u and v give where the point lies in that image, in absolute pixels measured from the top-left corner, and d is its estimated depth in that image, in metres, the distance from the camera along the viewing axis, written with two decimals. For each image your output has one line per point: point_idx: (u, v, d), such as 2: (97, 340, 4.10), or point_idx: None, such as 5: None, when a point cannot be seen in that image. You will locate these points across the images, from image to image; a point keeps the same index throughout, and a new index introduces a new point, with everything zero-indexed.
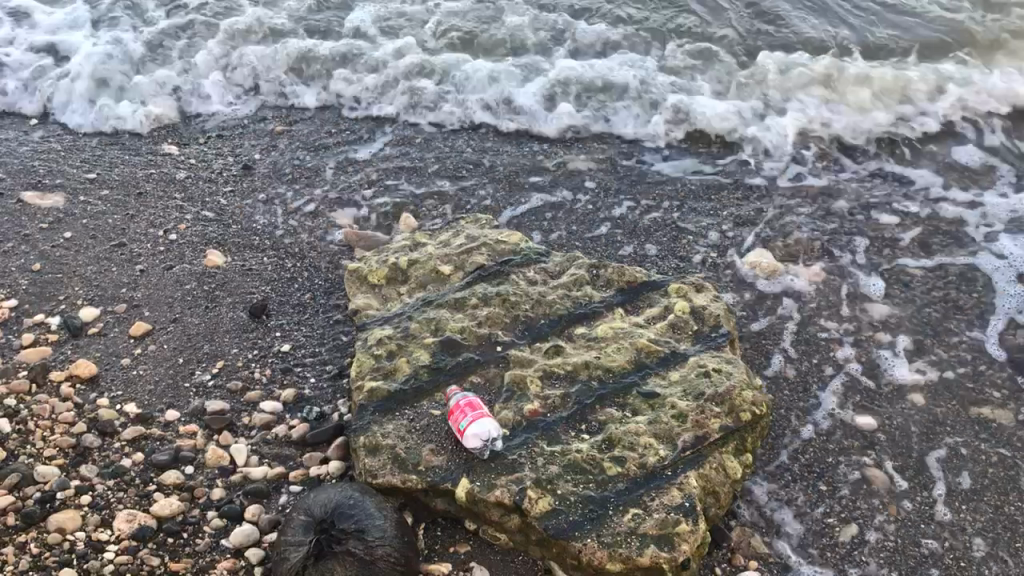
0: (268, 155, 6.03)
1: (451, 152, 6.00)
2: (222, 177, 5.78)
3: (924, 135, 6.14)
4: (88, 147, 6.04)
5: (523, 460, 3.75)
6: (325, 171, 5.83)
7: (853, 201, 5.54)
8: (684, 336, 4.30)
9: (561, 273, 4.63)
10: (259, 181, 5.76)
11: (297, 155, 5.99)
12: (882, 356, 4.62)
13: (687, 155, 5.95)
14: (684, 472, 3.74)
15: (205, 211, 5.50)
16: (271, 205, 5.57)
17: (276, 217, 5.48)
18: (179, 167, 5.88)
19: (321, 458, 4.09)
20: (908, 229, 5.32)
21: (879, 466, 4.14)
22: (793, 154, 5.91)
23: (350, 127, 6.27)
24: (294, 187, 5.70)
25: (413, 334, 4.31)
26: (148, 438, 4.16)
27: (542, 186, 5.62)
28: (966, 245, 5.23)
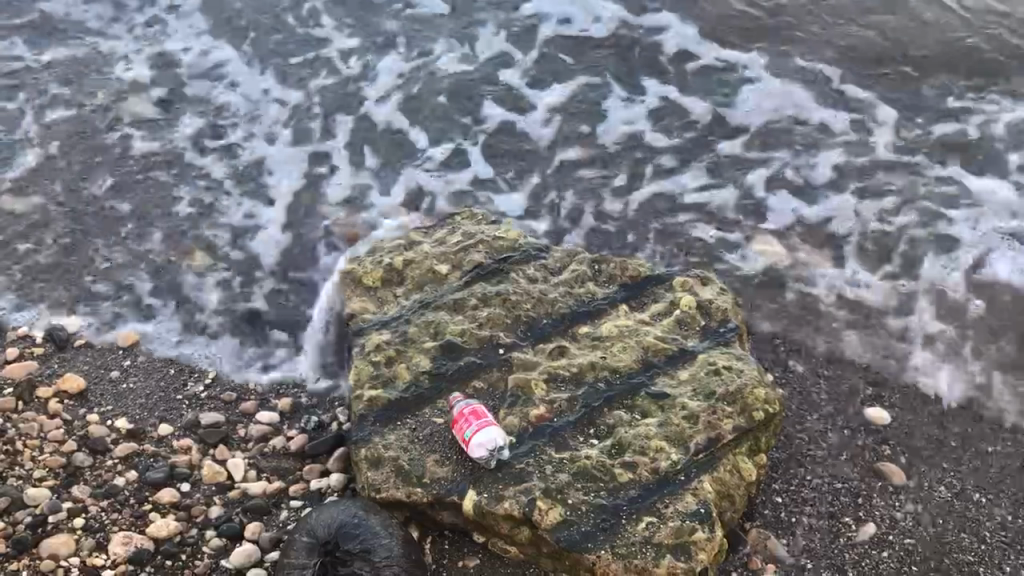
0: (247, 128, 5.68)
1: (438, 123, 5.69)
2: (199, 156, 5.48)
3: (926, 91, 5.88)
4: (52, 117, 5.63)
5: (532, 468, 3.63)
6: (309, 149, 5.56)
7: (858, 175, 5.36)
8: (692, 332, 4.17)
9: (561, 269, 4.48)
10: (240, 163, 5.46)
11: (278, 129, 5.68)
12: (892, 345, 4.51)
13: (685, 123, 5.68)
14: (697, 476, 3.63)
15: (187, 198, 5.23)
16: (255, 189, 5.32)
17: (262, 205, 5.25)
18: (154, 143, 5.54)
19: (321, 469, 3.96)
20: (915, 204, 5.17)
21: (894, 460, 4.05)
22: (901, 198, 5.20)
23: (331, 91, 5.90)
24: (278, 169, 5.44)
25: (412, 338, 4.17)
26: (141, 454, 4.02)
27: (536, 168, 5.43)
28: (972, 217, 5.09)
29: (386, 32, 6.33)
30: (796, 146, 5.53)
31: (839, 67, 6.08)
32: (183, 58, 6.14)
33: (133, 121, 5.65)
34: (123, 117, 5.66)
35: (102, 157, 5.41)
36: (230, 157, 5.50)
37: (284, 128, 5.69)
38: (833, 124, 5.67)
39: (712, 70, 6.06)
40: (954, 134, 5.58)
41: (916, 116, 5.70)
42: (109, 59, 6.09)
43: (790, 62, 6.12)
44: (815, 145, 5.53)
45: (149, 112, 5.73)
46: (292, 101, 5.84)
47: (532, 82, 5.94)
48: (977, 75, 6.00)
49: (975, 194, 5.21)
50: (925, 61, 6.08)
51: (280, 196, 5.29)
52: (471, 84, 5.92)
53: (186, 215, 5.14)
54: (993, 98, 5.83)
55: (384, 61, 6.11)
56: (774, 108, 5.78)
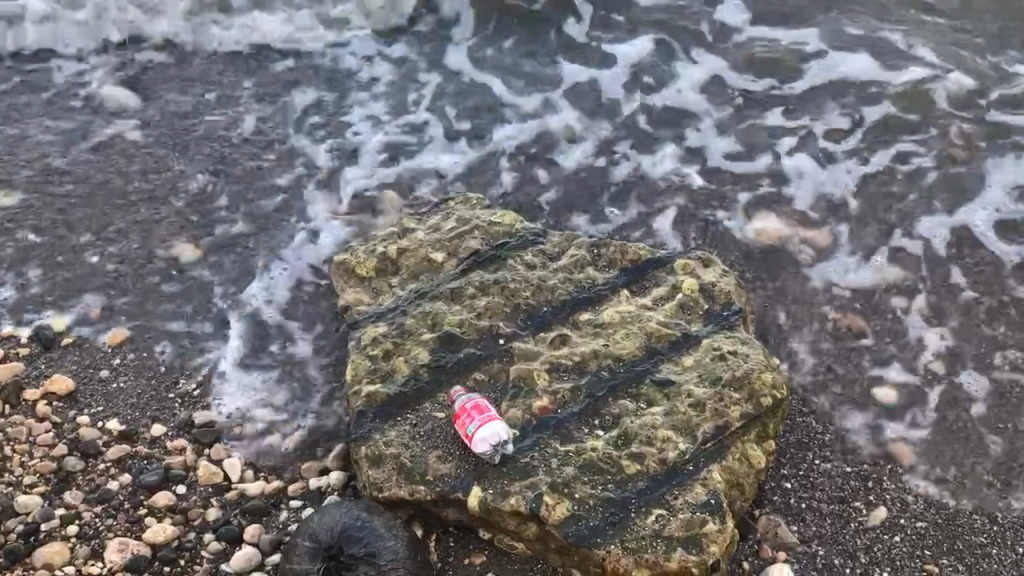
0: (230, 110, 5.49)
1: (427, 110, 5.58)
2: (179, 141, 5.29)
3: (927, 55, 5.74)
4: (26, 108, 5.44)
5: (537, 462, 3.55)
6: (294, 133, 5.39)
7: (857, 147, 5.26)
8: (695, 316, 4.08)
9: (560, 254, 4.38)
10: (223, 146, 5.28)
11: (262, 111, 5.50)
12: (897, 323, 4.44)
13: (678, 99, 5.56)
14: (706, 466, 3.56)
15: (169, 186, 5.06)
16: (240, 173, 5.15)
17: (248, 189, 5.08)
18: (132, 129, 5.35)
19: (321, 467, 3.87)
20: (916, 177, 5.08)
21: (903, 442, 3.99)
22: (903, 173, 5.11)
23: (317, 79, 5.75)
24: (263, 153, 5.27)
25: (410, 330, 4.06)
26: (134, 457, 3.91)
27: (529, 149, 5.31)
28: (974, 188, 5.01)
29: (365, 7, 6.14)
30: (792, 122, 5.43)
31: (839, 27, 5.95)
32: (157, 38, 5.92)
33: (109, 109, 5.46)
34: (99, 105, 5.47)
35: (80, 147, 5.23)
36: (211, 138, 5.31)
37: (269, 110, 5.51)
38: (827, 95, 5.57)
39: (702, 39, 5.91)
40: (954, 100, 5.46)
41: (916, 82, 5.56)
42: (80, 43, 5.86)
43: (780, 27, 5.96)
44: (811, 120, 5.43)
45: (127, 97, 5.53)
46: (278, 85, 5.67)
47: (519, 65, 5.83)
48: (977, 36, 5.85)
49: (978, 165, 5.12)
50: (918, 24, 5.95)
51: (267, 180, 5.13)
52: (457, 71, 5.81)
53: (171, 204, 4.98)
54: (992, 61, 5.70)
55: (368, 46, 5.97)
56: (821, 75, 5.67)
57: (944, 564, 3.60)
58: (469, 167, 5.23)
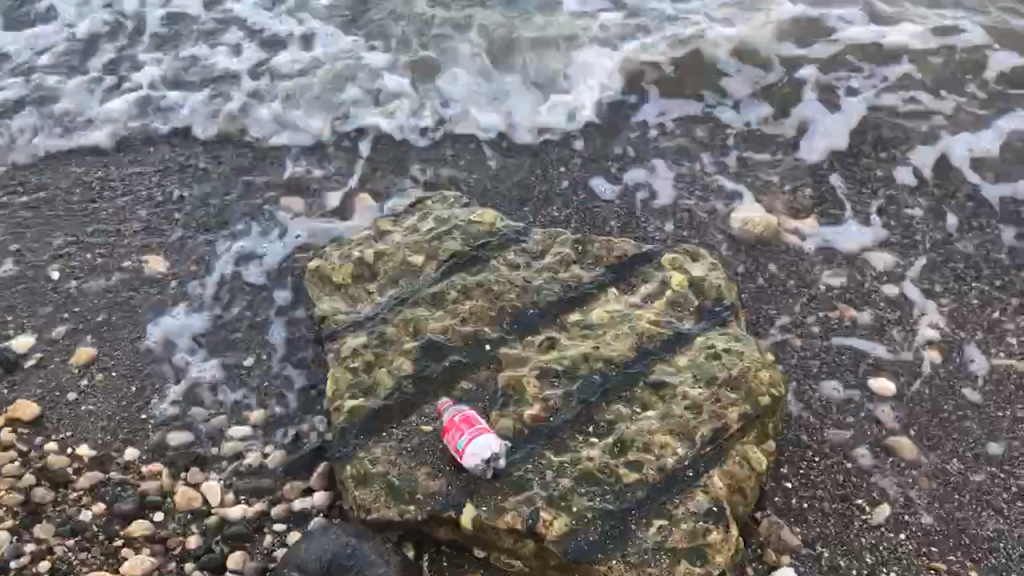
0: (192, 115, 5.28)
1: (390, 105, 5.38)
2: (140, 151, 5.09)
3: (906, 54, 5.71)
4: None
5: (531, 474, 3.41)
6: (261, 137, 5.19)
7: (835, 137, 5.17)
8: (687, 312, 3.95)
9: (543, 252, 4.22)
10: (184, 153, 5.07)
11: (225, 114, 5.28)
12: (890, 310, 4.34)
13: (651, 93, 5.45)
14: (706, 472, 3.43)
15: (131, 195, 4.85)
16: (206, 180, 4.95)
17: (213, 195, 4.87)
18: (88, 139, 5.13)
19: (303, 487, 3.70)
20: (901, 167, 5.00)
21: (903, 433, 3.90)
22: (887, 163, 5.02)
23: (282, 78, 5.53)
24: (229, 158, 5.06)
25: (391, 338, 3.89)
26: (107, 484, 3.72)
27: (506, 144, 5.16)
28: (954, 177, 4.95)
29: (323, 8, 5.97)
30: (771, 112, 5.36)
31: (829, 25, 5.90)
32: (113, 45, 5.68)
33: (61, 118, 5.23)
34: (53, 116, 5.24)
35: (35, 161, 5.01)
36: (171, 147, 5.11)
37: (233, 112, 5.29)
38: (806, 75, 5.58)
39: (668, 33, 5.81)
40: (923, 93, 5.45)
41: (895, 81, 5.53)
42: (29, 50, 5.61)
43: (745, 21, 5.89)
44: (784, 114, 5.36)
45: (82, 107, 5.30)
46: (241, 89, 5.45)
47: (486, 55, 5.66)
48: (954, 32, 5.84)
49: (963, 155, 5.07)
50: (883, 19, 5.94)
51: (232, 185, 4.94)
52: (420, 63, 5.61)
53: (133, 213, 4.76)
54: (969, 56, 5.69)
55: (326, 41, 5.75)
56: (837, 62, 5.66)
57: (951, 561, 3.51)
58: (440, 165, 5.06)
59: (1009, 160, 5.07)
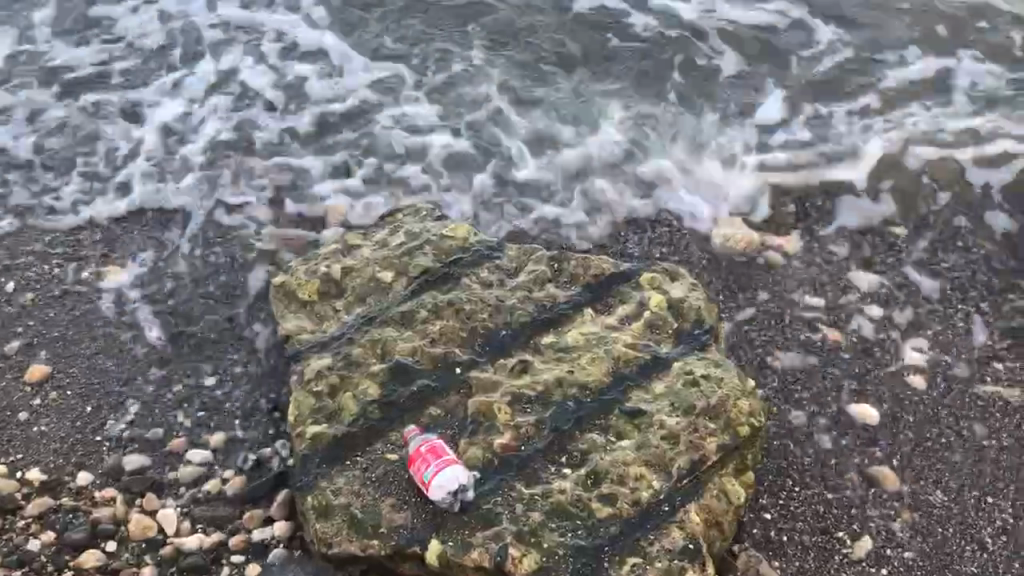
0: (159, 126, 5.12)
1: (367, 118, 5.23)
2: (105, 164, 4.94)
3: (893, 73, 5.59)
4: None
5: (500, 508, 3.27)
6: (230, 149, 5.03)
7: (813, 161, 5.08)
8: (665, 336, 3.81)
9: (517, 270, 4.08)
10: (149, 166, 4.92)
11: (194, 130, 5.13)
12: (875, 334, 4.22)
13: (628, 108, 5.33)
14: (682, 507, 3.30)
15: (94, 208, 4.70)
16: (172, 193, 4.80)
17: (175, 205, 4.73)
18: (50, 151, 4.98)
19: (264, 516, 3.55)
20: (885, 187, 4.90)
21: (885, 462, 3.78)
22: (872, 185, 4.92)
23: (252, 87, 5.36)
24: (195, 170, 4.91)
25: (358, 360, 3.74)
26: (58, 510, 3.55)
27: (482, 161, 5.04)
28: (937, 198, 4.84)
29: (296, 18, 5.82)
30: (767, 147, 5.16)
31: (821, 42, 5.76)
32: (80, 53, 5.51)
33: (22, 126, 5.09)
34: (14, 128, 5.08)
35: None
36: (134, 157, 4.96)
37: (203, 127, 5.15)
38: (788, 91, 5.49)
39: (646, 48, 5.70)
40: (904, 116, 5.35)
41: (880, 101, 5.44)
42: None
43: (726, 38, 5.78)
44: (763, 132, 5.25)
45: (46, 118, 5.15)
46: (210, 99, 5.29)
47: (460, 69, 5.52)
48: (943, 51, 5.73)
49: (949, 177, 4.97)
50: (871, 33, 5.81)
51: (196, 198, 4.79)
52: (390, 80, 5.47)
53: (92, 225, 4.61)
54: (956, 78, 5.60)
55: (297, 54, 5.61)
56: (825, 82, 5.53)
57: None
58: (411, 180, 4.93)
59: (993, 181, 4.97)
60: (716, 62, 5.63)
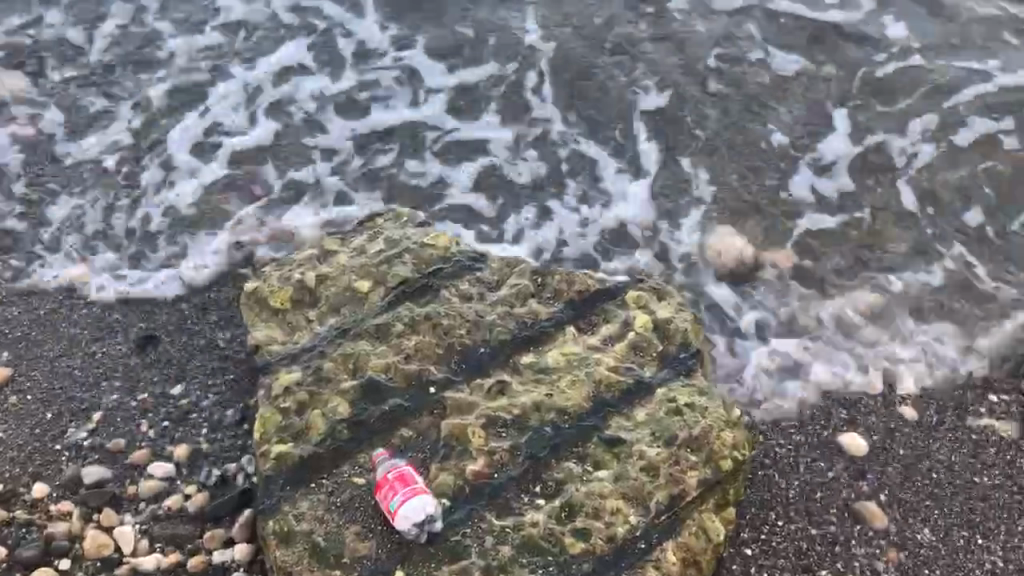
0: (140, 129, 5.03)
1: (414, 136, 5.05)
2: (82, 162, 4.84)
3: (912, 66, 5.30)
4: None
5: (469, 540, 3.15)
6: (238, 162, 4.88)
7: (822, 173, 4.83)
8: (650, 359, 3.66)
9: (498, 283, 3.92)
10: (127, 170, 4.82)
11: (207, 143, 4.96)
12: (865, 364, 4.10)
13: (615, 107, 5.12)
14: (659, 545, 3.17)
15: (68, 211, 4.61)
16: (149, 198, 4.71)
17: (150, 213, 4.65)
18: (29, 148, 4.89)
19: (225, 537, 3.41)
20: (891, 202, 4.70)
21: (873, 498, 3.65)
22: (876, 200, 4.71)
23: (239, 88, 5.25)
24: (174, 175, 4.82)
25: (328, 375, 3.58)
26: (12, 524, 3.42)
27: (471, 170, 4.90)
28: (939, 215, 4.65)
29: (287, 11, 5.66)
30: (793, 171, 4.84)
31: (838, 31, 5.45)
32: (66, 51, 5.43)
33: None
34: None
35: None
36: (110, 156, 4.88)
37: (191, 131, 5.03)
38: (791, 85, 5.21)
39: (638, 38, 5.45)
40: (916, 120, 5.04)
41: (896, 98, 5.15)
42: None
43: (724, 27, 5.50)
44: (765, 133, 4.99)
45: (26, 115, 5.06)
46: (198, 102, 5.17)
47: (448, 68, 5.36)
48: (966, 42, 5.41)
49: (958, 190, 4.75)
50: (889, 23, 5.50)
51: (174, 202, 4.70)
52: (370, 79, 5.30)
53: (65, 227, 4.54)
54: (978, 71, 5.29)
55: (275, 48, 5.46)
56: (838, 75, 5.24)
57: None
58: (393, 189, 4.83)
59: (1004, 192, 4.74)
60: (723, 55, 5.37)
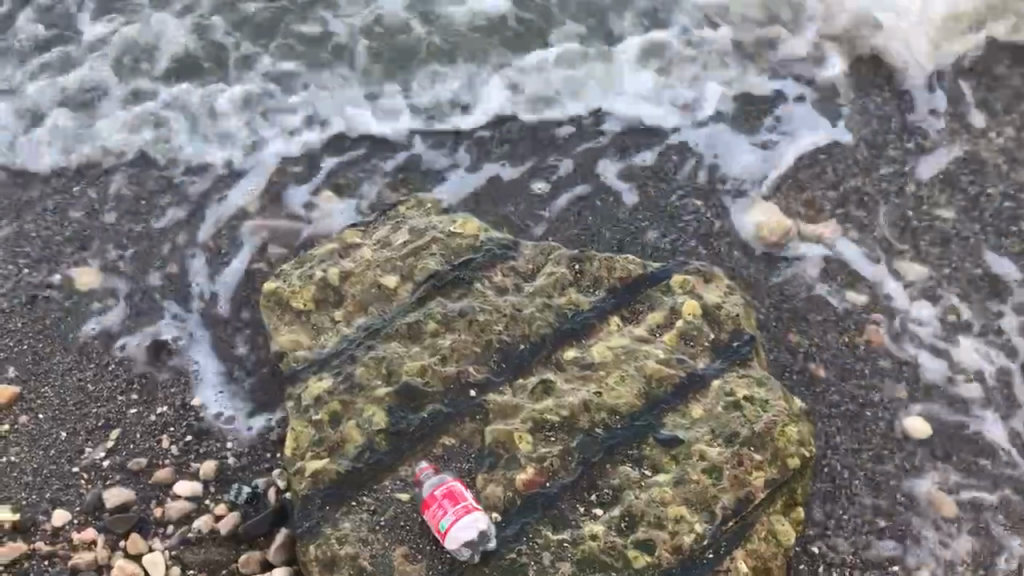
0: (124, 90, 4.58)
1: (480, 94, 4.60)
2: (65, 135, 4.42)
3: None
4: None
5: (526, 559, 2.97)
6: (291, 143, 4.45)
7: (868, 121, 4.48)
8: (701, 350, 3.42)
9: (533, 272, 3.67)
10: (116, 140, 4.40)
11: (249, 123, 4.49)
12: (926, 336, 3.85)
13: (640, 51, 4.71)
14: (728, 554, 3.00)
15: (59, 194, 4.24)
16: (142, 174, 4.33)
17: (144, 194, 4.27)
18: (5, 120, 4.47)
19: (262, 560, 3.22)
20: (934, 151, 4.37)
21: (942, 484, 3.48)
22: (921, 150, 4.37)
23: (228, 38, 4.76)
24: (167, 143, 4.41)
25: (361, 382, 3.34)
26: (33, 556, 3.21)
27: (491, 125, 4.48)
28: (999, 165, 4.32)
29: None
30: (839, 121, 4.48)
31: None
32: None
33: None
34: None
35: None
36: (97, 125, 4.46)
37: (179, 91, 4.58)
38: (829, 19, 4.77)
39: None
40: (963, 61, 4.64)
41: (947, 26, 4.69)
42: None
43: None
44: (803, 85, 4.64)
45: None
46: (185, 55, 4.70)
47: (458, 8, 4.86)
48: None
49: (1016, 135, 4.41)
50: None
51: (268, 133, 4.46)
52: (374, 22, 4.81)
53: (50, 216, 4.17)
54: None
55: None
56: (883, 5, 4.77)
57: None
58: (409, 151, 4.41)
59: None
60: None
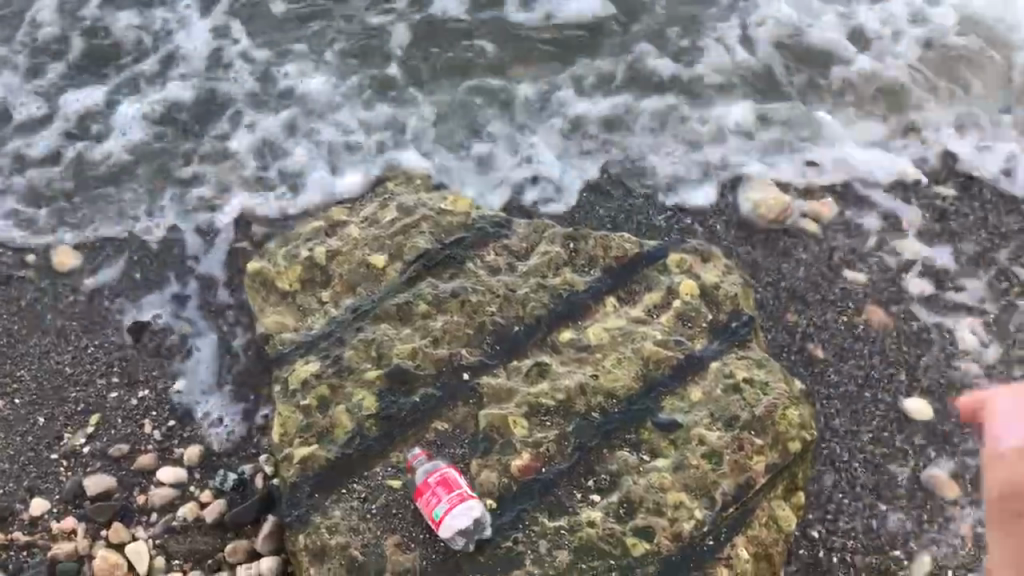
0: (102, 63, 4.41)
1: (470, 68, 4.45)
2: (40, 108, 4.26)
3: None
4: None
5: (522, 547, 2.88)
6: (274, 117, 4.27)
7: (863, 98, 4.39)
8: (699, 331, 3.34)
9: (527, 251, 3.56)
10: (93, 115, 4.24)
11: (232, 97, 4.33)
12: (926, 317, 3.78)
13: (635, 24, 4.57)
14: (729, 542, 2.93)
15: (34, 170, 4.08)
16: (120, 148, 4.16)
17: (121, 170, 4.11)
18: None
19: (249, 548, 3.14)
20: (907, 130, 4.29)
21: (942, 468, 3.43)
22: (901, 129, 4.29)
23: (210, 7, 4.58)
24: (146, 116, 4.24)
25: (350, 366, 3.24)
26: (11, 547, 3.13)
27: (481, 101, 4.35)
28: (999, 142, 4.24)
29: None
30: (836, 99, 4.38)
31: None
32: None
33: None
34: None
35: None
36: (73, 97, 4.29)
37: (159, 63, 4.41)
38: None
39: None
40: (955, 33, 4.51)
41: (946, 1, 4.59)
42: None
43: None
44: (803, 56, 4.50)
45: None
46: (165, 26, 4.52)
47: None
48: None
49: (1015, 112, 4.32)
50: None
51: (261, 102, 4.32)
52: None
53: (24, 194, 4.03)
54: None
55: None
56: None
57: None
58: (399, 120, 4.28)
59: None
60: None
